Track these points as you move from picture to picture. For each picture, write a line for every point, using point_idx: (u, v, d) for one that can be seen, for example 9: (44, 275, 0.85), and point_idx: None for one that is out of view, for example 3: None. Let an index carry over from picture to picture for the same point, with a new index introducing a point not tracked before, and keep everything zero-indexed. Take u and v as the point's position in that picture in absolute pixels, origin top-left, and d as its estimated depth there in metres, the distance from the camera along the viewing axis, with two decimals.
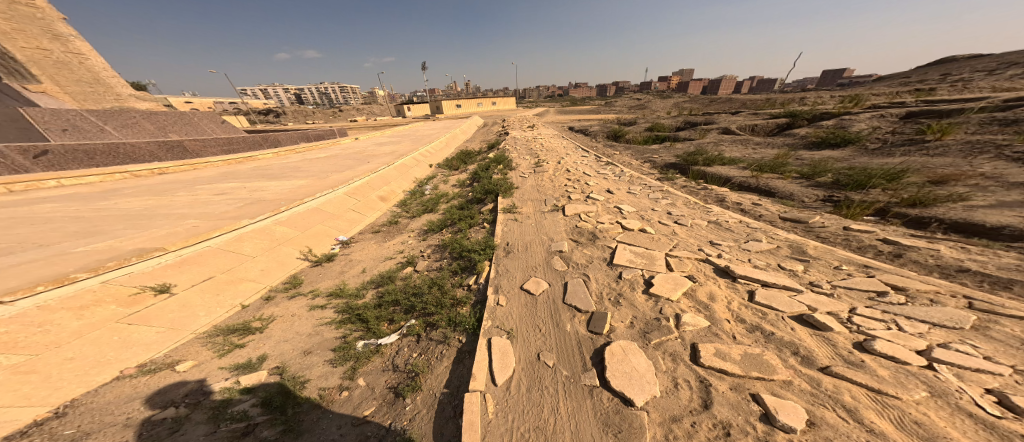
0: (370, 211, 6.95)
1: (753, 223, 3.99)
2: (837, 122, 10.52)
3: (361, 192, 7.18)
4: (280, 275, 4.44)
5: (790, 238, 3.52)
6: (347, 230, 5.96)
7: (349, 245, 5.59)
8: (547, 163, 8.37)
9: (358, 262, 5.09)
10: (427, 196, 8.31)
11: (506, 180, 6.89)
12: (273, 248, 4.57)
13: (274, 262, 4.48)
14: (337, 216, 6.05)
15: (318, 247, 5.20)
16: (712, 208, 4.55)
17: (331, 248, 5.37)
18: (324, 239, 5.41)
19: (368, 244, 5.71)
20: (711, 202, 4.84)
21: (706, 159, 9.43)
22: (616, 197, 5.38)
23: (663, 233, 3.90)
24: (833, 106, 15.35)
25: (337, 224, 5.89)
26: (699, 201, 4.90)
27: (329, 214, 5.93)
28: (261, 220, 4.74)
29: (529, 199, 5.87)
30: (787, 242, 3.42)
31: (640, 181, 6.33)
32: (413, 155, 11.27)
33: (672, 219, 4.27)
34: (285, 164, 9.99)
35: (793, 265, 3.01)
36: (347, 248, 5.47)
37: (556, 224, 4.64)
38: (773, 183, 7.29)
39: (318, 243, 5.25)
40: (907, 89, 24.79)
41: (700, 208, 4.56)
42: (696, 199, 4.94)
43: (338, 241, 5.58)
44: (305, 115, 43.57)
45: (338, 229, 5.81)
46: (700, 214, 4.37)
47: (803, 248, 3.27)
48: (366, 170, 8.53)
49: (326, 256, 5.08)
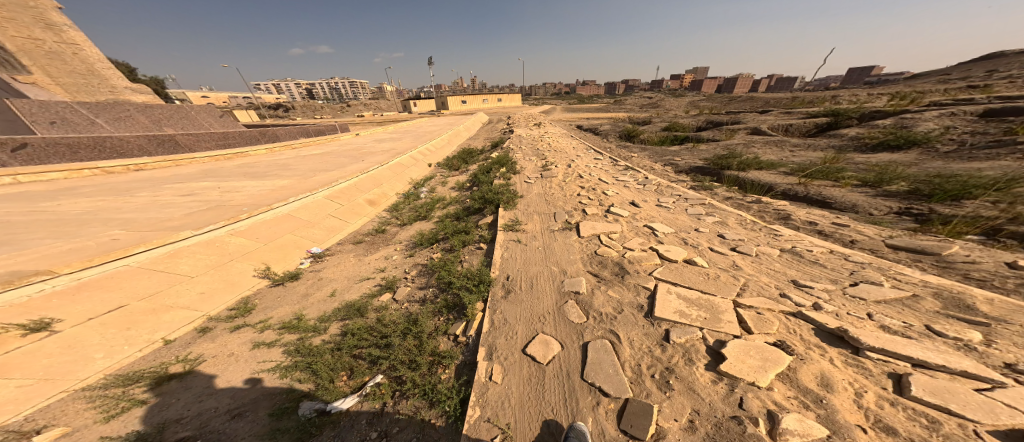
0: (355, 217, 6.17)
1: (850, 257, 2.97)
2: (897, 121, 9.07)
3: (346, 196, 6.38)
4: (225, 299, 3.62)
5: (931, 282, 2.51)
6: (323, 240, 5.18)
7: (322, 259, 4.80)
8: (555, 166, 7.38)
9: (329, 284, 4.27)
10: (420, 201, 7.47)
11: (508, 187, 5.98)
12: (221, 265, 3.79)
13: (222, 281, 3.69)
14: (312, 224, 5.26)
15: (284, 261, 4.42)
16: (780, 231, 3.53)
17: (300, 263, 4.57)
18: (293, 251, 4.63)
19: (345, 259, 4.89)
20: (773, 221, 3.80)
21: (739, 162, 8.25)
22: (643, 211, 4.38)
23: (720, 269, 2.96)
24: (882, 104, 13.65)
25: (311, 232, 5.11)
26: (756, 220, 3.88)
27: (304, 221, 5.16)
28: (209, 231, 3.95)
29: (535, 211, 4.93)
30: (929, 289, 2.42)
31: (669, 188, 5.29)
32: (410, 153, 10.41)
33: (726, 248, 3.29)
34: (273, 162, 9.26)
35: (962, 332, 2.00)
36: (321, 265, 4.66)
37: (570, 249, 3.70)
38: (828, 192, 6.06)
39: (284, 256, 4.47)
40: (955, 86, 22.47)
41: (761, 233, 3.54)
42: (751, 217, 3.92)
43: (310, 254, 4.79)
44: (315, 110, 43.76)
45: (312, 239, 5.04)
46: (762, 242, 3.36)
47: (966, 302, 2.25)
48: (356, 170, 7.73)
49: (291, 274, 4.27)
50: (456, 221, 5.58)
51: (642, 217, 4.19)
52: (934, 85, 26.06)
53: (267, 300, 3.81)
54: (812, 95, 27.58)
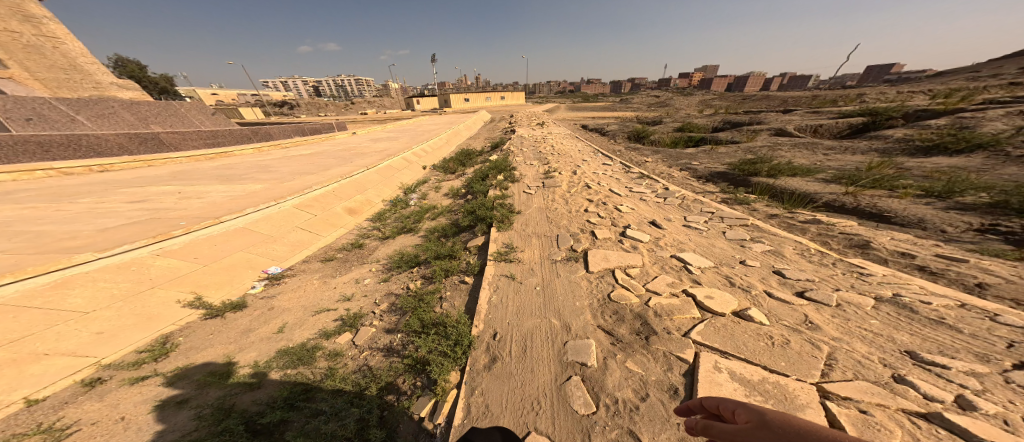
0: (329, 229, 5.49)
1: (996, 318, 1.95)
2: (952, 121, 7.94)
3: (319, 204, 5.67)
4: (134, 339, 2.93)
5: None
6: (283, 258, 4.55)
7: (279, 283, 4.15)
8: (559, 173, 6.55)
9: (283, 318, 3.56)
10: (407, 210, 6.77)
11: (503, 199, 5.22)
12: (135, 295, 3.13)
13: (134, 315, 3.03)
14: (271, 241, 4.59)
15: (227, 287, 3.79)
16: (866, 269, 2.60)
17: (250, 288, 3.98)
18: (241, 273, 4.01)
19: (306, 285, 4.20)
20: (848, 252, 2.87)
21: (769, 166, 7.22)
22: (668, 237, 3.55)
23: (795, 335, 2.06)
24: (924, 103, 12.37)
25: (267, 249, 4.46)
26: (825, 250, 2.94)
27: (261, 235, 4.50)
28: (119, 255, 3.25)
29: (533, 231, 4.13)
30: None
31: (696, 203, 4.41)
32: (403, 155, 9.66)
33: (793, 298, 2.39)
34: (255, 163, 8.59)
35: None
36: (280, 294, 3.96)
37: (575, 293, 2.95)
38: (884, 204, 4.98)
39: (227, 280, 3.84)
40: (996, 83, 20.70)
41: (836, 270, 2.63)
42: (817, 247, 2.99)
43: (265, 276, 4.19)
44: (318, 108, 43.59)
45: (269, 258, 4.41)
46: (844, 286, 2.44)
47: None
48: (339, 174, 6.99)
49: (236, 304, 3.64)
50: (434, 244, 4.76)
51: (667, 247, 3.37)
52: (971, 82, 24.15)
53: (195, 339, 3.09)
54: (834, 94, 25.97)
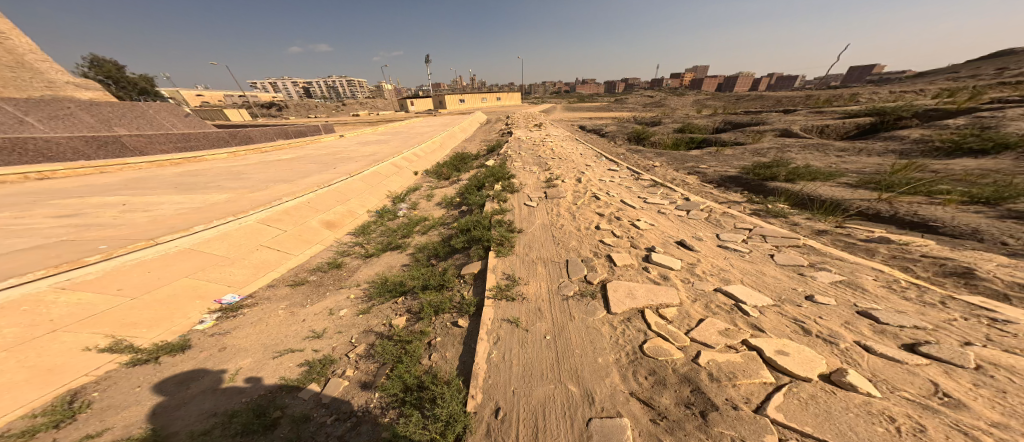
0: (301, 247, 4.77)
1: None
2: (972, 121, 7.59)
3: (291, 218, 4.94)
4: (25, 400, 2.20)
5: None
6: (241, 284, 3.85)
7: (235, 317, 3.42)
8: (562, 181, 5.93)
9: (236, 362, 2.84)
10: (395, 222, 6.08)
11: (500, 216, 4.59)
12: (24, 343, 2.40)
13: (25, 367, 2.30)
14: (226, 264, 3.87)
15: (162, 323, 3.06)
16: (996, 311, 1.99)
17: (197, 323, 3.27)
18: (182, 304, 3.29)
19: (268, 318, 3.46)
20: (950, 285, 2.29)
21: (786, 169, 6.73)
22: (703, 266, 2.97)
23: (932, 417, 1.48)
24: (928, 102, 12.16)
25: (220, 274, 3.75)
26: (916, 282, 2.37)
27: (213, 257, 3.79)
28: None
29: (536, 256, 3.50)
30: None
31: (728, 216, 3.82)
32: (391, 159, 8.95)
33: (907, 357, 1.80)
34: (224, 167, 7.71)
35: None
36: (236, 329, 3.24)
37: (596, 345, 2.34)
38: (927, 212, 4.50)
39: (162, 315, 3.12)
40: (987, 81, 20.90)
41: (951, 314, 2.03)
42: (906, 277, 2.41)
43: (217, 308, 3.49)
44: (307, 108, 42.43)
45: (222, 284, 3.70)
46: (978, 338, 1.83)
47: None
48: (317, 181, 6.25)
49: (176, 345, 2.93)
50: (422, 268, 4.10)
51: (704, 280, 2.80)
52: (960, 81, 24.39)
53: (115, 395, 2.38)
54: (828, 93, 26.01)
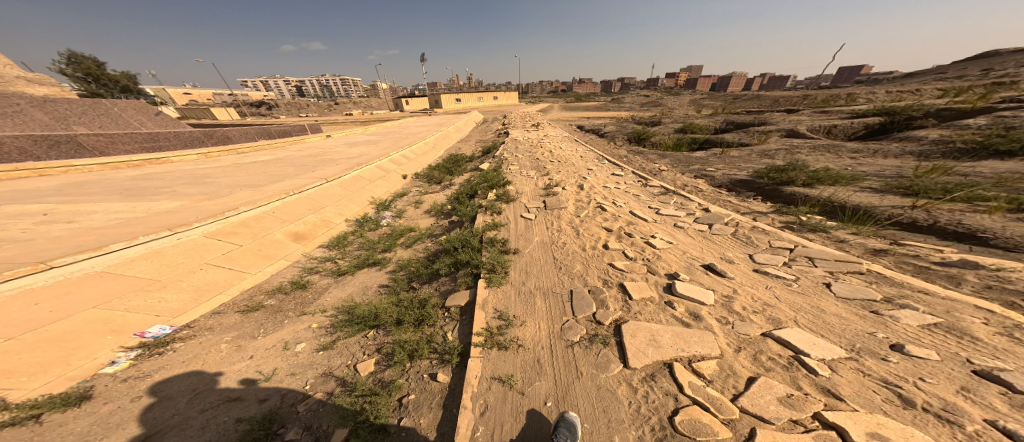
0: (260, 264, 4.10)
1: None
2: (993, 121, 7.20)
3: (249, 231, 4.27)
4: None
5: None
6: (174, 312, 3.13)
7: (163, 354, 2.73)
8: (563, 187, 5.35)
9: (147, 419, 2.16)
10: (376, 233, 5.45)
11: (492, 232, 4.02)
12: None
13: None
14: (155, 288, 3.16)
15: (53, 368, 2.32)
16: None
17: (107, 364, 2.54)
18: (86, 342, 2.54)
19: (205, 354, 2.77)
20: None
21: (804, 172, 6.21)
22: (740, 303, 2.42)
23: None
24: (936, 102, 11.85)
25: (145, 301, 3.04)
26: None
27: (135, 281, 3.08)
28: None
29: (534, 286, 2.91)
30: None
31: (759, 232, 3.27)
32: (378, 161, 8.31)
33: None
34: (189, 169, 6.96)
35: None
36: (161, 372, 2.55)
37: (611, 416, 1.74)
38: (972, 221, 3.98)
39: (54, 357, 2.35)
40: (984, 81, 20.85)
41: None
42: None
43: (138, 344, 2.77)
44: (298, 107, 41.30)
45: (148, 314, 2.99)
46: None
47: None
48: (288, 187, 5.58)
49: (67, 398, 2.20)
50: (401, 295, 3.48)
51: (746, 322, 2.25)
52: (957, 80, 24.40)
53: None
54: (825, 93, 25.87)
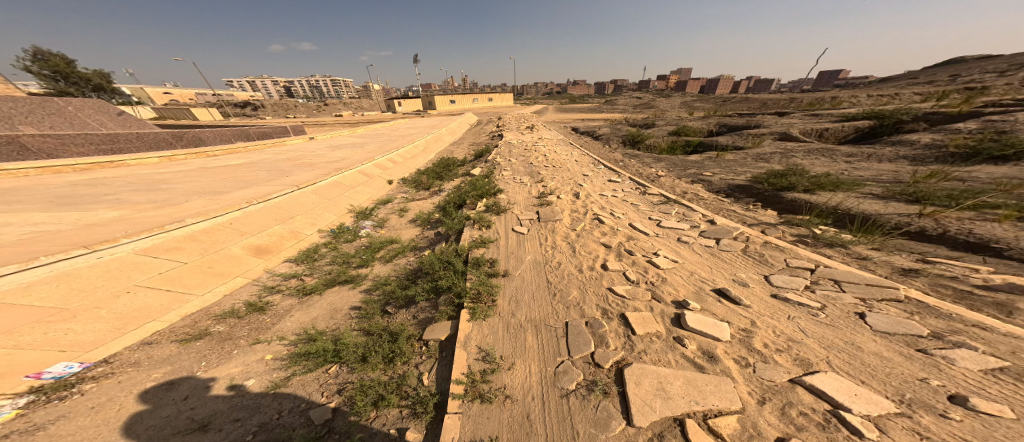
0: (209, 284, 3.60)
1: None
2: (987, 125, 7.16)
3: (197, 245, 3.77)
4: None
5: None
6: (87, 346, 2.58)
7: (65, 399, 2.25)
8: (557, 196, 5.04)
9: None
10: (354, 246, 5.01)
11: (479, 250, 3.70)
12: None
13: None
14: (62, 319, 2.57)
15: None
16: None
17: None
18: None
19: (124, 397, 2.32)
20: None
21: (804, 178, 6.03)
22: (761, 339, 2.11)
23: None
24: (925, 105, 11.96)
25: (45, 335, 2.46)
26: None
27: (33, 310, 2.50)
28: None
29: (526, 318, 2.62)
30: None
31: (774, 249, 2.99)
32: (361, 166, 7.85)
33: None
34: (146, 173, 6.35)
35: None
36: (58, 424, 2.07)
37: None
38: (983, 230, 3.77)
39: None
40: (965, 84, 21.38)
41: None
42: None
43: (31, 387, 2.25)
44: (286, 108, 40.21)
45: (48, 351, 2.42)
46: None
47: None
48: (255, 194, 5.11)
49: None
50: (377, 323, 3.10)
51: (770, 364, 1.94)
52: (940, 83, 25.00)
53: None
54: (814, 96, 26.23)
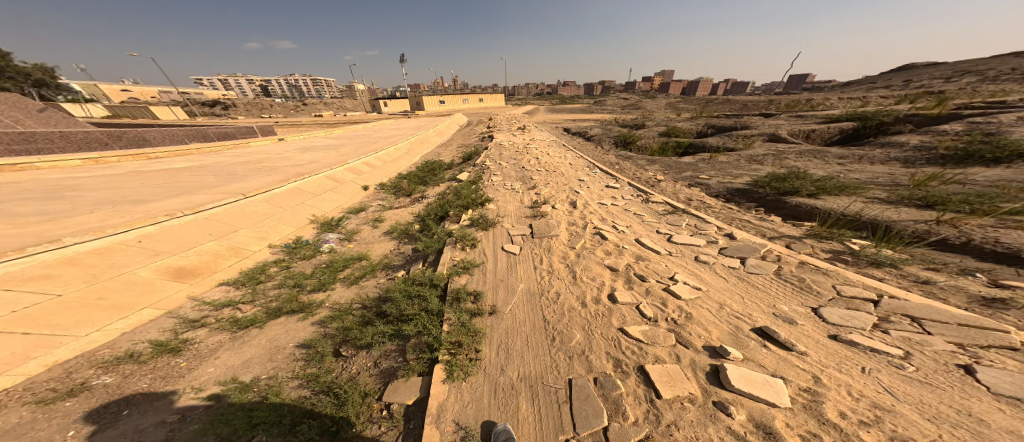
0: (98, 320, 2.78)
1: None
2: (973, 127, 7.18)
3: (83, 272, 2.93)
4: None
5: None
6: None
7: None
8: (551, 206, 4.49)
9: None
10: (313, 265, 4.23)
11: (459, 277, 3.08)
12: None
13: None
14: None
15: None
16: None
17: None
18: None
19: None
20: None
21: (807, 181, 5.73)
22: (835, 406, 1.59)
23: None
24: (903, 107, 12.28)
25: None
26: None
27: None
28: None
29: (517, 375, 2.04)
30: None
31: (816, 272, 2.58)
32: (330, 170, 7.02)
33: None
34: (58, 179, 5.30)
35: None
36: None
37: None
38: (1011, 237, 3.47)
39: None
40: (929, 87, 22.53)
41: None
42: None
43: None
44: (260, 106, 37.98)
45: None
46: None
47: None
48: (187, 205, 4.25)
49: None
50: (329, 375, 2.42)
51: None
52: (906, 86, 26.34)
53: None
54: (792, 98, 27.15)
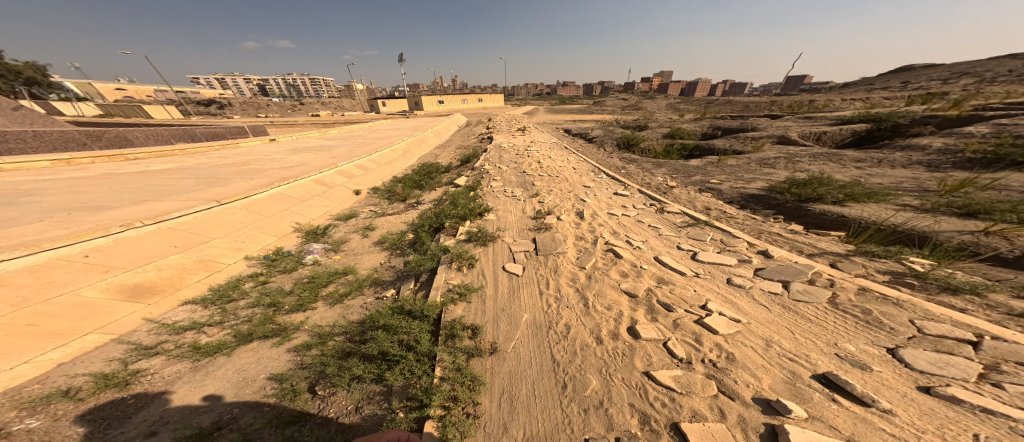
0: (28, 351, 2.33)
1: None
2: (999, 129, 6.83)
3: (12, 292, 2.49)
4: None
5: None
6: None
7: None
8: (557, 217, 4.09)
9: None
10: (293, 280, 3.79)
11: (455, 306, 2.67)
12: None
13: None
14: None
15: None
16: None
17: None
18: None
19: None
20: None
21: (831, 187, 5.34)
22: None
23: None
24: (915, 109, 11.96)
25: None
26: None
27: None
28: None
29: (522, 437, 1.61)
30: None
31: (884, 303, 2.24)
32: (320, 173, 6.59)
33: None
34: (18, 182, 4.85)
35: None
36: None
37: None
38: None
39: None
40: (934, 89, 22.29)
41: None
42: None
43: None
44: (256, 106, 37.40)
45: None
46: None
47: None
48: (153, 213, 3.83)
49: None
50: (297, 423, 1.97)
51: None
52: (910, 86, 26.09)
53: None
54: (794, 99, 26.92)
